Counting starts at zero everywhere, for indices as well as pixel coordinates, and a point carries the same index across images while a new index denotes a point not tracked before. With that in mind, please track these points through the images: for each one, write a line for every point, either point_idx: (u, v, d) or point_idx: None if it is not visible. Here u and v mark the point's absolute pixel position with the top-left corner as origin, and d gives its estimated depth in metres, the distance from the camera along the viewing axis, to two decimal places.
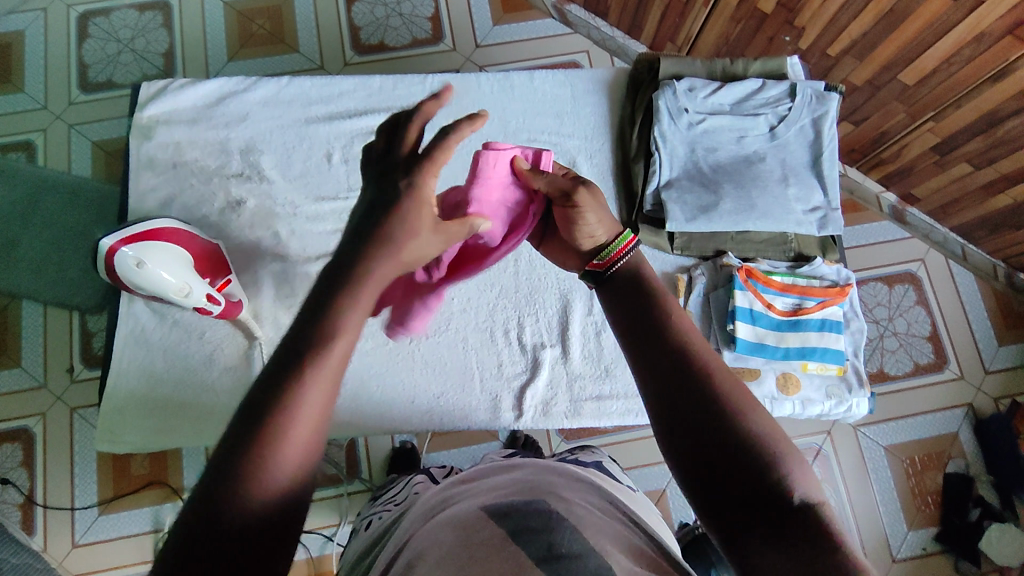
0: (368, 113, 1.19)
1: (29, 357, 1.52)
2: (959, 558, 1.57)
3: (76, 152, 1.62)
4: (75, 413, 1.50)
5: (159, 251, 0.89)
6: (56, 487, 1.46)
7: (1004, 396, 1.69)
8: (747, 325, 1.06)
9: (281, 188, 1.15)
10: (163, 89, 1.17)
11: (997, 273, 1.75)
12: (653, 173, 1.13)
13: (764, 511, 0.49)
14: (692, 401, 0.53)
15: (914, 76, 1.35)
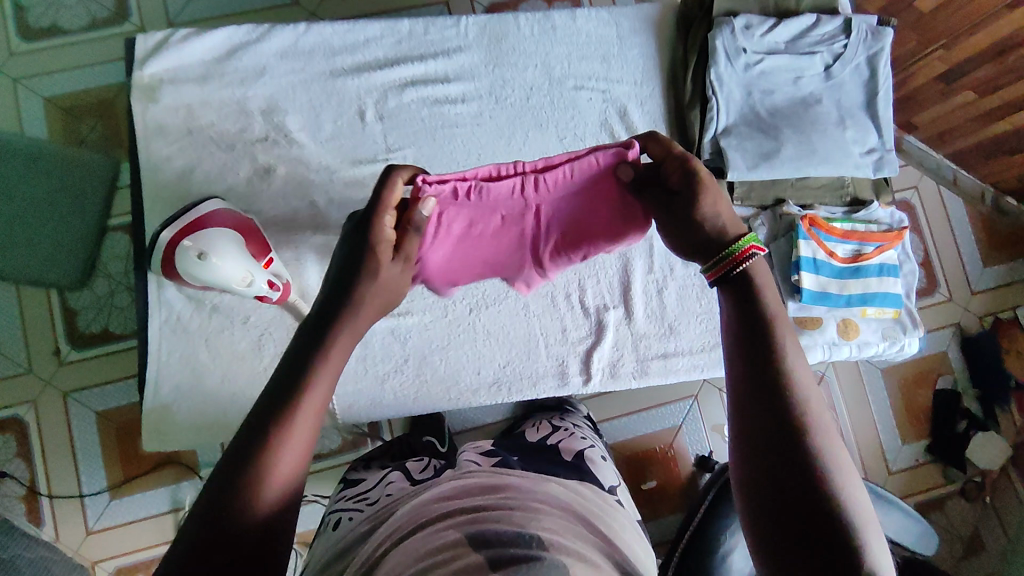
0: (400, 64, 1.08)
1: (12, 344, 1.37)
2: (947, 465, 1.65)
3: (25, 110, 1.40)
4: (68, 397, 1.36)
5: (218, 240, 0.81)
6: (60, 474, 1.34)
7: (989, 313, 1.71)
8: (811, 275, 1.06)
9: (312, 153, 1.05)
10: (164, 42, 1.03)
11: (985, 197, 1.72)
12: (711, 119, 1.08)
13: (808, 529, 0.46)
14: (784, 443, 0.49)
15: (931, 3, 1.37)
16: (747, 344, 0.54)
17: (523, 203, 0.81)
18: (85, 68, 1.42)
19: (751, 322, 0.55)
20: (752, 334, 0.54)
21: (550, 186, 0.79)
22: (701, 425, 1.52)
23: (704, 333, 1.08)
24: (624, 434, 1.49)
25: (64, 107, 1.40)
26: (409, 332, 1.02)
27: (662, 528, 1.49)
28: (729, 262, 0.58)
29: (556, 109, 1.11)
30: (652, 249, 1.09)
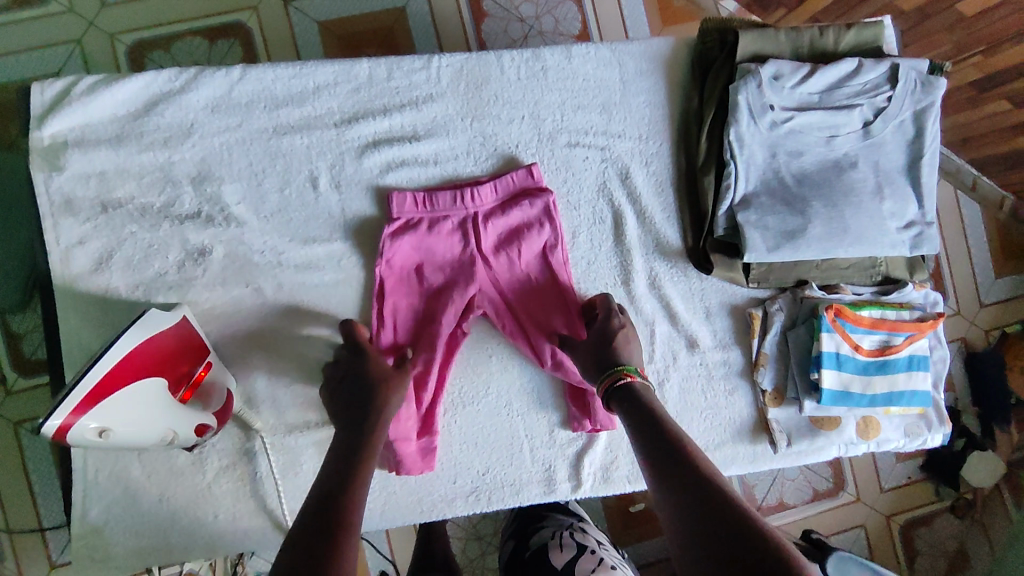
0: (359, 118, 0.90)
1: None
2: (938, 484, 1.48)
3: None
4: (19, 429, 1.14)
5: (125, 404, 0.68)
6: (15, 508, 1.14)
7: (993, 327, 1.50)
8: (834, 372, 0.92)
9: (255, 230, 0.88)
10: (65, 94, 0.84)
11: (1003, 205, 1.47)
12: (727, 189, 0.92)
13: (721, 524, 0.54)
14: (684, 485, 0.59)
15: (973, 8, 1.09)
16: (642, 429, 0.69)
17: (469, 219, 0.89)
18: (13, 56, 1.11)
19: (644, 425, 0.69)
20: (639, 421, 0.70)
21: (484, 196, 0.89)
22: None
23: (708, 430, 0.96)
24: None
25: None
26: None
27: (649, 550, 1.35)
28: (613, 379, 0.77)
29: (547, 170, 0.94)
30: (653, 336, 0.96)
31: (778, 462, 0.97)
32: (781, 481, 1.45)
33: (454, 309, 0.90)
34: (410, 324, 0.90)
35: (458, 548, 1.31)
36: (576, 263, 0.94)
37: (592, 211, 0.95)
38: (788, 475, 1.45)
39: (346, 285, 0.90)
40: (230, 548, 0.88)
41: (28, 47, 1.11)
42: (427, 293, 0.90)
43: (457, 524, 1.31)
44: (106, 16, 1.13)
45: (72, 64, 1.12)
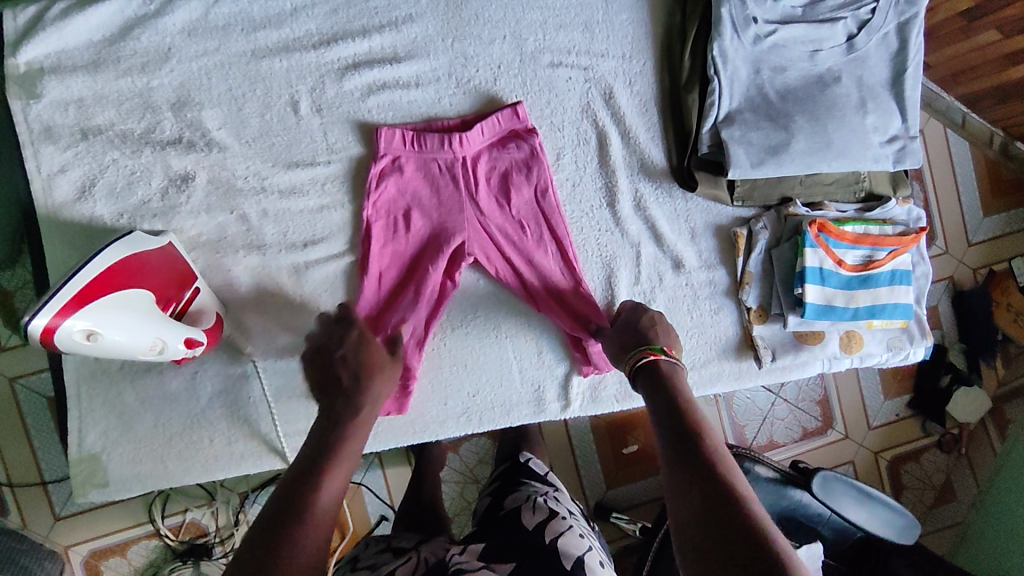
0: (339, 40, 0.89)
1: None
2: (926, 420, 1.50)
3: None
4: (16, 384, 1.16)
5: (111, 308, 0.69)
6: (16, 461, 1.16)
7: (981, 266, 1.49)
8: (817, 287, 0.93)
9: (238, 156, 0.88)
10: (40, 19, 0.83)
11: (992, 141, 1.45)
12: (711, 106, 0.91)
13: (724, 531, 0.50)
14: (684, 457, 0.57)
15: None
16: (658, 400, 0.65)
17: (457, 162, 0.90)
18: None
19: (659, 391, 0.66)
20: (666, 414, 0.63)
21: (473, 142, 0.90)
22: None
23: (695, 349, 0.98)
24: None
25: None
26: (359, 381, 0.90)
27: (638, 492, 1.38)
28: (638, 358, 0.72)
29: (530, 92, 0.93)
30: (639, 258, 0.96)
31: (762, 378, 0.99)
32: (771, 420, 1.46)
33: (446, 254, 0.90)
34: (398, 271, 0.91)
35: (455, 492, 1.33)
36: (562, 186, 0.95)
37: (576, 132, 0.95)
38: (779, 414, 1.46)
39: (332, 211, 0.90)
40: (227, 471, 0.89)
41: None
42: (414, 237, 0.91)
43: (454, 469, 1.33)
44: None
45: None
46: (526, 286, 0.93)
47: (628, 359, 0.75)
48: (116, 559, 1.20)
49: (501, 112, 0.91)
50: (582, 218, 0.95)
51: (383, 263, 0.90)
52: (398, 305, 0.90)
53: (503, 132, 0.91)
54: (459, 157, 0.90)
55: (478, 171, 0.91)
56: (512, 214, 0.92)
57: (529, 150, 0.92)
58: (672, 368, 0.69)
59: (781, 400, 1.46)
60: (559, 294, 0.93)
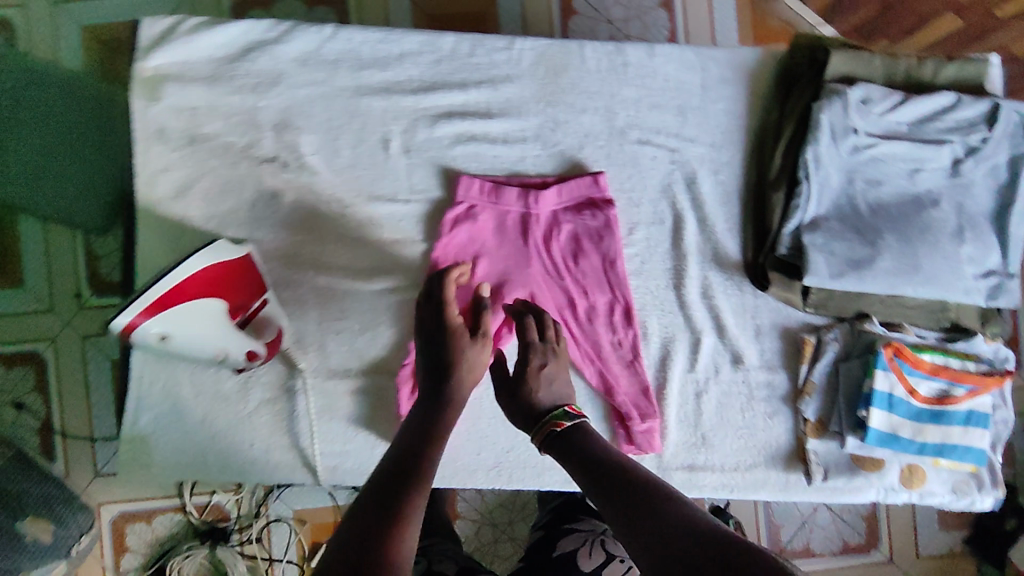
0: (436, 89, 0.93)
1: (36, 268, 1.18)
2: (981, 559, 1.37)
3: (48, 35, 1.18)
4: (87, 342, 1.19)
5: (186, 317, 0.76)
6: (74, 413, 1.19)
7: None
8: (883, 412, 0.88)
9: (326, 182, 0.92)
10: (172, 30, 0.90)
11: None
12: (796, 208, 0.89)
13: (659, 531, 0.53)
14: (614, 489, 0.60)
15: None
16: (579, 460, 0.67)
17: (530, 218, 0.92)
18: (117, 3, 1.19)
19: (582, 451, 0.68)
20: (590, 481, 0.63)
21: (548, 203, 0.92)
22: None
23: (741, 449, 0.94)
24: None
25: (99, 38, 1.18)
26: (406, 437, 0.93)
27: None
28: (546, 427, 0.73)
29: (612, 165, 0.94)
30: (698, 346, 0.94)
31: (809, 495, 0.94)
32: (810, 526, 1.37)
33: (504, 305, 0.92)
34: None
35: (470, 531, 1.25)
36: (630, 260, 0.94)
37: (653, 211, 0.94)
38: (819, 522, 1.37)
39: (403, 247, 0.94)
40: (261, 475, 0.92)
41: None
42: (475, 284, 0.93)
43: (472, 507, 1.26)
44: None
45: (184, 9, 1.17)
46: (581, 351, 0.93)
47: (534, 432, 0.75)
48: (141, 524, 1.21)
49: (581, 179, 0.92)
50: (646, 296, 0.94)
51: None
52: None
53: (581, 198, 0.93)
54: (532, 216, 0.92)
55: (549, 233, 0.93)
56: (576, 280, 0.93)
57: (604, 221, 0.92)
58: (580, 430, 0.71)
59: (823, 507, 1.37)
60: (611, 367, 0.93)
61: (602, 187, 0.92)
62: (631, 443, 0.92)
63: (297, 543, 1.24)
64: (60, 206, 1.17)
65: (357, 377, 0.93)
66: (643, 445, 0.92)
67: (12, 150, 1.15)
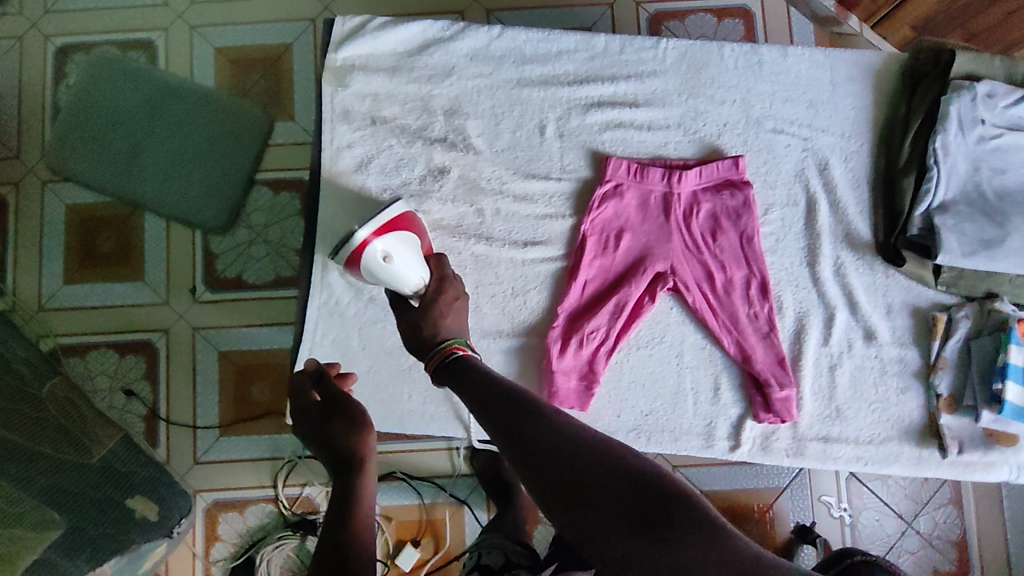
0: (590, 82, 1.04)
1: (157, 265, 1.30)
2: None
3: (196, 57, 1.33)
4: (197, 334, 1.29)
5: (394, 244, 0.85)
6: (179, 398, 1.28)
7: None
8: (1019, 386, 0.91)
9: (487, 161, 1.03)
10: (361, 28, 1.03)
11: None
12: (927, 192, 0.95)
13: (577, 482, 0.50)
14: (523, 434, 0.55)
15: None
16: (482, 398, 0.61)
17: (671, 196, 0.99)
18: (264, 26, 1.34)
19: (485, 399, 0.60)
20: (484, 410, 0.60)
21: (691, 182, 0.99)
22: (807, 491, 1.33)
23: (877, 423, 0.97)
24: (716, 480, 1.33)
25: (233, 60, 1.34)
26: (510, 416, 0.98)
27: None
28: (442, 354, 0.71)
29: (749, 151, 1.02)
30: (832, 320, 0.99)
31: (944, 470, 0.96)
32: (899, 552, 1.33)
33: (648, 275, 0.98)
34: (601, 284, 1.00)
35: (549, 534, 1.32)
36: (766, 238, 1.01)
37: (787, 194, 1.01)
38: (907, 546, 1.33)
39: (553, 221, 1.02)
40: (415, 427, 0.99)
41: (273, 18, 1.35)
42: (619, 254, 1.00)
43: None
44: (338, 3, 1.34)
45: (305, 38, 1.34)
46: (720, 320, 0.98)
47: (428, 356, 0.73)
48: (233, 513, 1.26)
49: (721, 161, 1.00)
50: (781, 272, 1.00)
51: (587, 273, 0.99)
52: (595, 315, 0.98)
53: (721, 178, 1.00)
54: (675, 194, 1.00)
55: (690, 210, 1.00)
56: (715, 254, 0.99)
57: (742, 200, 0.99)
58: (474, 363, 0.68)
59: (912, 531, 1.34)
60: (749, 337, 0.97)
61: (741, 168, 1.00)
62: (769, 411, 0.96)
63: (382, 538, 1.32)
64: (181, 207, 1.29)
65: (508, 339, 1.00)
66: (782, 413, 0.95)
67: (163, 148, 1.28)
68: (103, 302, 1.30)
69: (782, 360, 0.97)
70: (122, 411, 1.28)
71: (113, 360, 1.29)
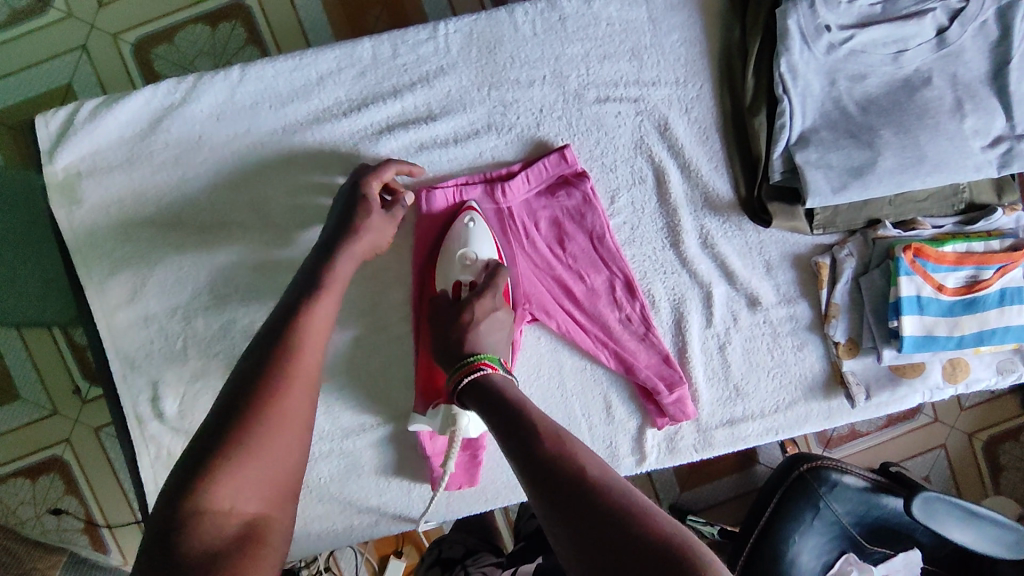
0: (369, 105, 0.84)
1: (29, 380, 1.15)
2: None
3: None
4: (101, 433, 1.17)
5: (484, 232, 0.82)
6: (112, 500, 1.18)
7: None
8: (915, 317, 0.84)
9: (281, 238, 0.85)
10: (70, 123, 0.81)
11: None
12: (782, 128, 0.82)
13: (621, 545, 0.45)
14: (561, 486, 0.50)
15: None
16: (505, 429, 0.59)
17: (500, 214, 0.85)
18: (25, 73, 1.08)
19: (510, 425, 0.59)
20: (514, 444, 0.56)
21: (519, 191, 0.84)
22: None
23: (779, 390, 0.91)
24: None
25: (10, 126, 1.09)
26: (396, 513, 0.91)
27: (717, 491, 1.31)
28: (465, 374, 0.68)
29: (576, 133, 0.86)
30: (710, 298, 0.89)
31: (856, 416, 0.92)
32: None
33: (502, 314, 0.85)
34: None
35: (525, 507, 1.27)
36: (619, 230, 0.88)
37: (630, 171, 0.87)
38: None
39: (381, 284, 0.88)
40: (309, 547, 0.91)
41: (36, 61, 1.08)
42: None
43: None
44: (105, 16, 1.08)
45: (82, 72, 1.08)
46: (592, 336, 0.87)
47: (451, 371, 0.71)
48: None
49: (548, 156, 0.84)
50: (645, 263, 0.89)
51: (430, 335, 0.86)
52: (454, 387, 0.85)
53: (553, 174, 0.85)
54: (505, 210, 0.85)
55: (528, 223, 0.85)
56: (567, 265, 0.86)
57: (582, 196, 0.85)
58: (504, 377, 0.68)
59: None
60: (627, 345, 0.87)
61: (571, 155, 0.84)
62: (664, 414, 0.89)
63: (366, 562, 1.23)
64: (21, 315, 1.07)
65: (375, 429, 0.89)
66: (677, 414, 0.88)
67: None
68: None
69: (665, 359, 0.88)
70: (58, 532, 1.17)
71: (26, 487, 1.17)
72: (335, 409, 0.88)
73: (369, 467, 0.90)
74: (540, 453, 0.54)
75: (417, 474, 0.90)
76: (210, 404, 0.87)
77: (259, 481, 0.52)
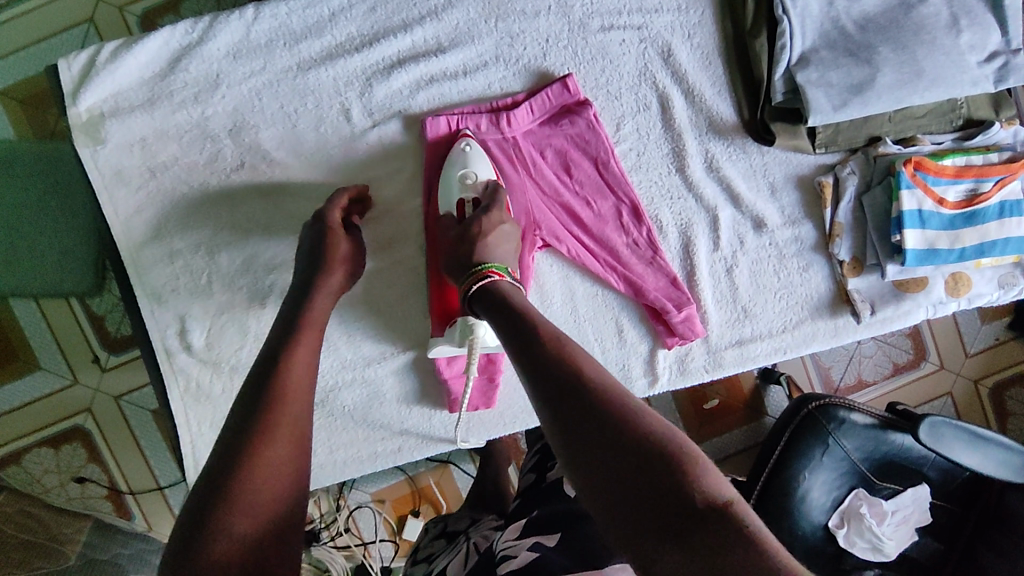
0: (380, 39, 0.86)
1: (48, 350, 1.14)
2: None
3: None
4: (122, 402, 1.17)
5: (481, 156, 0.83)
6: (133, 465, 1.18)
7: None
8: (917, 231, 0.86)
9: (299, 173, 0.88)
10: (92, 65, 0.83)
11: None
12: (782, 49, 0.84)
13: (615, 455, 0.46)
14: (564, 391, 0.50)
15: None
16: (512, 335, 0.59)
17: (506, 143, 0.87)
18: (34, 47, 1.09)
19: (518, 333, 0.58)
20: (521, 348, 0.56)
21: (523, 120, 0.87)
22: None
23: (785, 310, 0.94)
24: None
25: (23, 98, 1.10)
26: (418, 440, 0.94)
27: (728, 444, 1.33)
28: (475, 280, 0.69)
29: (582, 62, 0.89)
30: (717, 221, 0.92)
31: (861, 333, 0.94)
32: (859, 358, 1.36)
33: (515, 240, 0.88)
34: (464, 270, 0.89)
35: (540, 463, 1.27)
36: (626, 156, 0.91)
37: (635, 98, 0.90)
38: (865, 352, 1.36)
39: (396, 218, 0.90)
40: (334, 476, 0.94)
41: (46, 31, 1.10)
42: None
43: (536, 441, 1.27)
44: None
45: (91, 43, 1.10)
46: (601, 260, 0.90)
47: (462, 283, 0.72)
48: None
49: (547, 86, 0.87)
50: (652, 187, 0.91)
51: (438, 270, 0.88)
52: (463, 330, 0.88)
53: (552, 103, 0.87)
54: (510, 138, 0.87)
55: (532, 151, 0.88)
56: (573, 190, 0.89)
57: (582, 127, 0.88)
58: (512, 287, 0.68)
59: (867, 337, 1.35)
60: (635, 271, 0.90)
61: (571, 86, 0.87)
62: (675, 333, 0.91)
63: (385, 521, 1.24)
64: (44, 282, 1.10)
65: (395, 358, 0.92)
66: (688, 331, 0.90)
67: None
68: (11, 406, 1.15)
69: (675, 283, 0.90)
70: (82, 501, 1.17)
71: (50, 456, 1.16)
72: (356, 340, 0.91)
73: (391, 395, 0.93)
74: (542, 354, 0.54)
75: (437, 401, 0.94)
76: (236, 338, 0.90)
77: (258, 530, 0.47)
